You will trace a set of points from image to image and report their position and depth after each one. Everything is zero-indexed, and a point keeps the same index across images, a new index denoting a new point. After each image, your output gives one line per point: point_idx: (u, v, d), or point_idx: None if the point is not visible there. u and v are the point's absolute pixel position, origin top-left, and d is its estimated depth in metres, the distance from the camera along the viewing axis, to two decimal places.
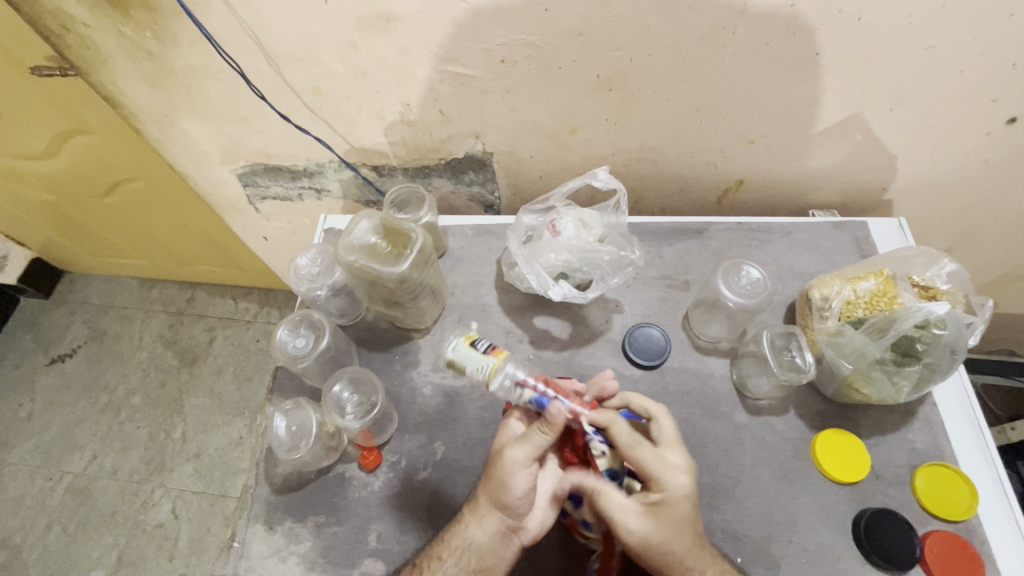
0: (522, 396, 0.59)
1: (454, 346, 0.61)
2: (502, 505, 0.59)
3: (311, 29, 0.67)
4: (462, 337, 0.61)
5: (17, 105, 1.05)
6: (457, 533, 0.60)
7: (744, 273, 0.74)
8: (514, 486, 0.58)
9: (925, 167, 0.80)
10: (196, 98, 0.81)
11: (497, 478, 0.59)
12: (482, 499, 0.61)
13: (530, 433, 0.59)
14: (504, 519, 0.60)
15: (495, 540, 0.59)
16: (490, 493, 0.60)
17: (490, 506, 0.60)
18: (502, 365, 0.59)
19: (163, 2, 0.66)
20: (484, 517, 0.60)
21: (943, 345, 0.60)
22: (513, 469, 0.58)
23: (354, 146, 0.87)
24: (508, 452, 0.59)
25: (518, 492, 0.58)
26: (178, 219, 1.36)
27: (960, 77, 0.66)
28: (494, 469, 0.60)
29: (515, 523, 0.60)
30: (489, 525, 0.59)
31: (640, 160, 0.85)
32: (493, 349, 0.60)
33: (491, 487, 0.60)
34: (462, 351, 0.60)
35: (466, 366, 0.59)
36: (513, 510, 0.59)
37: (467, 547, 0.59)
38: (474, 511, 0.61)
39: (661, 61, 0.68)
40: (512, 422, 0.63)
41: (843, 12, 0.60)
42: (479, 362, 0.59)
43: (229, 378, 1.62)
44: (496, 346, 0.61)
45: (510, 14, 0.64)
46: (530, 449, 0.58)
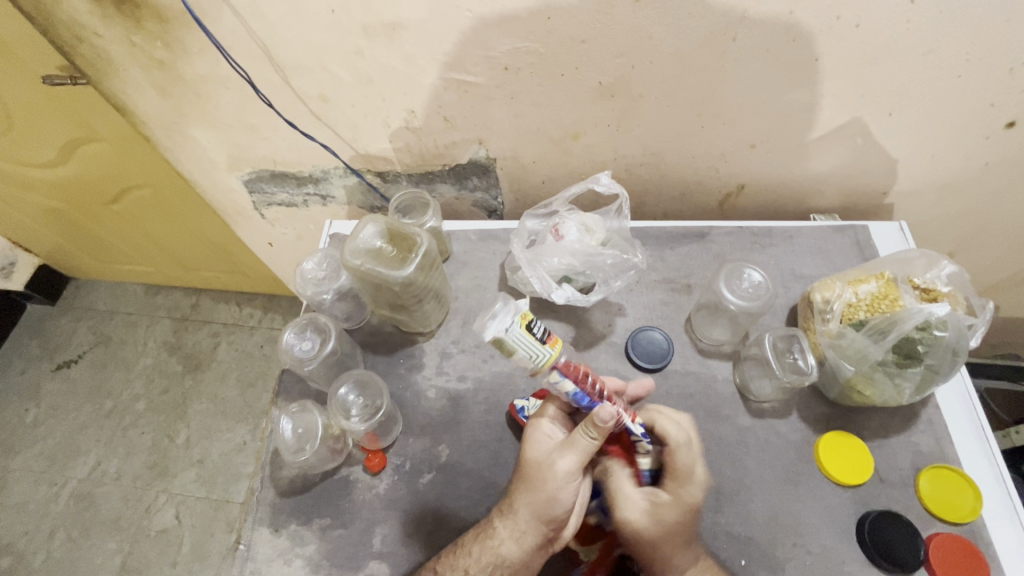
0: (561, 385, 0.61)
1: (509, 327, 0.58)
2: (547, 518, 0.59)
3: (319, 38, 0.69)
4: (518, 316, 0.59)
5: (29, 114, 1.06)
6: (489, 546, 0.60)
7: (746, 276, 0.74)
8: (560, 498, 0.60)
9: (926, 171, 0.81)
10: (205, 105, 0.83)
11: (544, 490, 0.60)
12: (522, 513, 0.60)
13: (575, 437, 0.61)
14: (543, 533, 0.60)
15: (530, 553, 0.59)
16: (532, 507, 0.60)
17: (531, 520, 0.59)
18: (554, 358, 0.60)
19: (174, 12, 0.68)
20: (522, 532, 0.60)
21: (945, 346, 0.60)
22: (563, 483, 0.60)
23: (359, 152, 0.89)
24: (558, 462, 0.60)
25: (564, 503, 0.60)
26: (184, 225, 1.37)
27: (958, 82, 0.67)
28: (540, 480, 0.60)
29: (552, 536, 0.60)
30: (527, 540, 0.59)
31: (642, 165, 0.85)
32: (550, 338, 0.61)
33: (535, 499, 0.60)
34: (517, 335, 0.58)
35: (517, 350, 0.59)
36: (552, 524, 0.60)
37: (500, 562, 0.59)
38: (511, 525, 0.60)
39: (663, 68, 0.69)
40: (548, 429, 0.64)
41: (841, 19, 0.61)
42: (535, 351, 0.59)
43: (234, 383, 1.63)
44: (551, 335, 0.61)
45: (514, 22, 0.65)
46: (579, 458, 0.60)
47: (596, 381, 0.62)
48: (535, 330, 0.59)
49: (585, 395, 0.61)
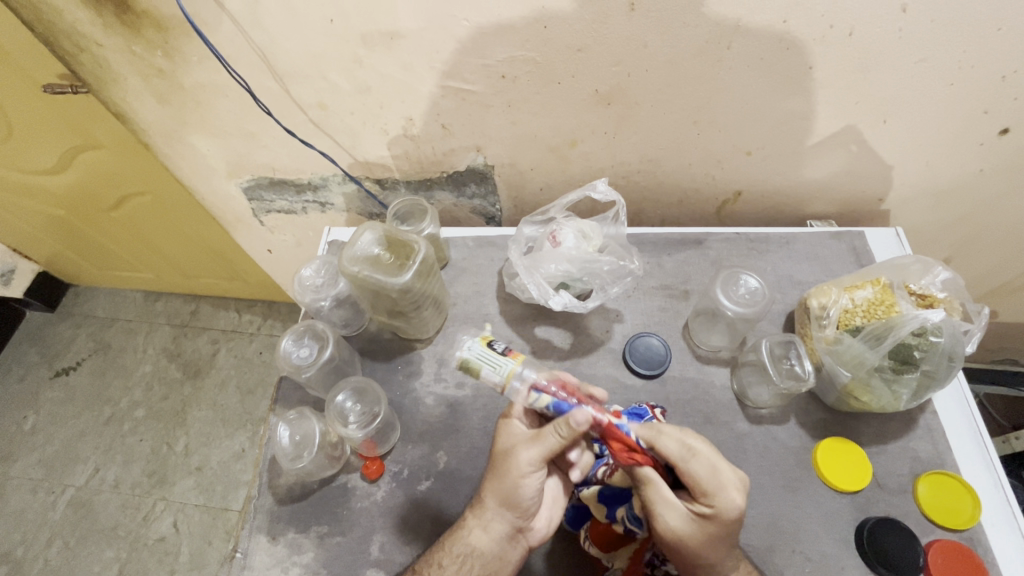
0: (539, 403, 0.60)
1: (470, 345, 0.60)
2: (511, 507, 0.59)
3: (318, 47, 0.69)
4: (477, 337, 0.61)
5: (30, 122, 1.07)
6: (460, 538, 0.61)
7: (743, 282, 0.74)
8: (524, 488, 0.59)
9: (921, 178, 0.82)
10: (204, 113, 0.83)
11: (507, 480, 0.59)
12: (488, 503, 0.61)
13: (545, 434, 0.58)
14: (510, 521, 0.60)
15: (500, 542, 0.60)
16: (498, 497, 0.60)
17: (497, 509, 0.60)
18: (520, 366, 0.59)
19: (175, 22, 0.69)
20: (490, 521, 0.60)
21: (940, 352, 0.60)
22: (525, 472, 0.59)
23: (358, 159, 0.89)
24: (520, 455, 0.59)
25: (527, 493, 0.59)
26: (184, 232, 1.38)
27: (951, 90, 0.68)
28: (503, 470, 0.60)
29: (521, 524, 0.61)
30: (496, 529, 0.60)
31: (639, 172, 0.86)
32: (511, 351, 0.61)
33: (500, 488, 0.60)
34: (479, 352, 0.60)
35: (482, 367, 0.59)
36: (521, 513, 0.60)
37: (472, 553, 0.59)
38: (479, 515, 0.61)
39: (658, 77, 0.69)
40: (516, 421, 0.63)
41: (834, 28, 0.62)
42: (498, 363, 0.59)
43: (232, 390, 1.63)
44: (512, 349, 0.61)
45: (512, 31, 0.65)
46: (540, 452, 0.58)
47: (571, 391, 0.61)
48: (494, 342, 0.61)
49: (562, 404, 0.59)
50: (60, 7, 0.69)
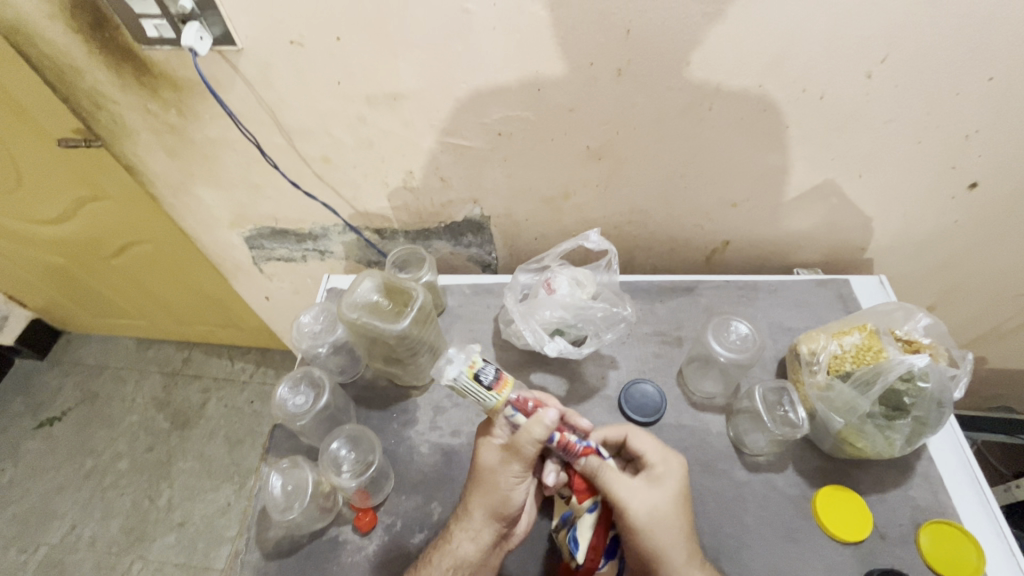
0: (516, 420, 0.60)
1: (456, 375, 0.57)
2: (500, 515, 0.61)
3: (325, 107, 0.74)
4: (465, 364, 0.57)
5: (40, 173, 1.10)
6: (448, 551, 0.60)
7: (733, 328, 0.76)
8: (512, 493, 0.61)
9: (900, 229, 0.85)
10: (211, 166, 0.86)
11: (497, 489, 0.61)
12: (476, 514, 0.61)
13: (523, 447, 0.59)
14: (496, 530, 0.61)
15: (486, 553, 0.61)
16: (485, 507, 0.61)
17: (485, 520, 0.61)
18: (506, 398, 0.58)
19: (191, 85, 0.73)
20: (477, 532, 0.61)
21: (929, 397, 0.61)
22: (514, 481, 0.61)
23: (358, 210, 0.92)
24: (510, 464, 0.60)
25: (515, 501, 0.62)
26: (181, 279, 1.39)
27: (919, 147, 0.72)
28: (492, 483, 0.61)
29: (504, 532, 0.62)
30: (482, 539, 0.61)
31: (630, 223, 0.89)
32: (501, 378, 0.59)
33: (489, 498, 0.61)
34: (465, 383, 0.57)
35: (466, 397, 0.58)
36: (505, 519, 0.62)
37: (459, 565, 0.59)
38: (467, 527, 0.61)
39: (645, 135, 0.74)
40: (495, 440, 0.62)
41: (806, 92, 0.67)
42: (483, 397, 0.58)
43: (221, 440, 1.59)
44: (501, 376, 0.58)
45: (507, 93, 0.70)
46: (525, 463, 0.60)
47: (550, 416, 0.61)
48: (489, 372, 0.58)
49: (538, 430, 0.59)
50: (82, 69, 0.74)
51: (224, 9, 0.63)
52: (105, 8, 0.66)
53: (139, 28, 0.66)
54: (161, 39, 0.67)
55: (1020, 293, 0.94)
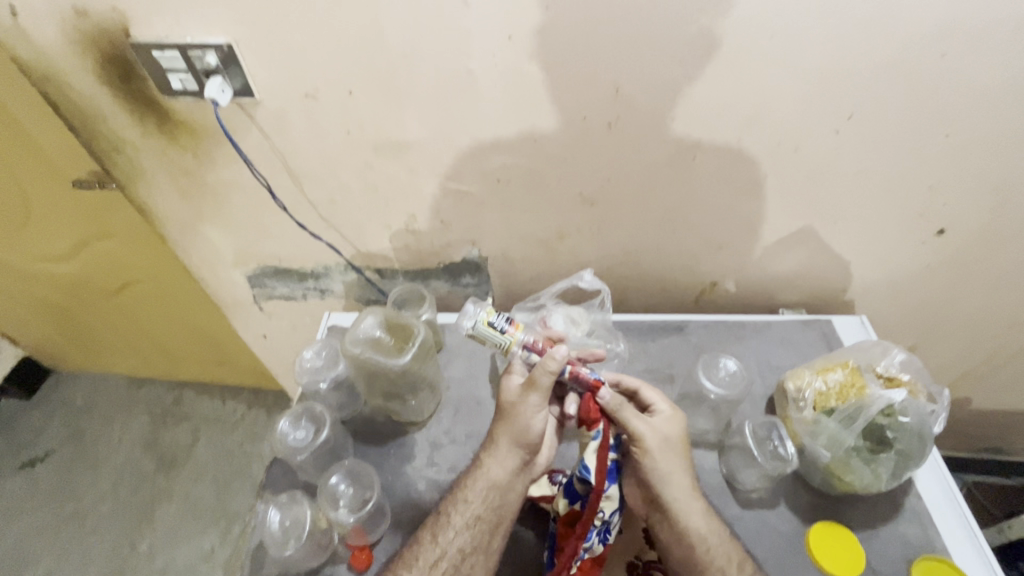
0: (530, 359, 0.67)
1: (474, 321, 0.64)
2: (524, 443, 0.67)
3: (335, 154, 0.79)
4: (480, 315, 0.64)
5: (50, 211, 1.14)
6: (479, 476, 0.67)
7: (721, 364, 0.79)
8: (533, 425, 0.67)
9: (876, 272, 0.90)
10: (221, 207, 0.90)
11: (519, 421, 0.67)
12: (501, 443, 0.67)
13: (540, 381, 0.65)
14: (521, 457, 0.68)
15: (514, 476, 0.67)
16: (510, 437, 0.67)
17: (510, 448, 0.67)
18: (518, 341, 0.65)
19: (210, 133, 0.78)
20: (504, 459, 0.67)
21: (910, 431, 0.64)
22: (535, 413, 0.67)
23: (360, 250, 0.96)
24: (528, 398, 0.66)
25: (536, 430, 0.67)
26: (180, 318, 1.40)
27: (888, 196, 0.78)
28: (513, 415, 0.67)
29: (529, 459, 0.69)
30: (510, 464, 0.67)
31: (622, 264, 0.93)
32: (512, 323, 0.66)
33: (511, 429, 0.67)
34: (481, 329, 0.64)
35: (486, 339, 0.65)
36: (531, 447, 0.68)
37: (491, 486, 0.66)
38: (494, 455, 0.67)
39: (635, 183, 0.79)
40: (515, 375, 0.68)
41: (781, 145, 0.72)
42: (499, 339, 0.65)
43: (208, 483, 1.56)
44: (514, 319, 0.66)
45: (506, 144, 0.75)
46: (542, 395, 0.66)
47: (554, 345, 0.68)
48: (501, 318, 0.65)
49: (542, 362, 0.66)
50: (105, 117, 0.78)
51: (247, 65, 0.69)
52: (134, 63, 0.71)
53: (164, 81, 0.71)
54: (184, 91, 0.72)
55: (994, 334, 0.98)
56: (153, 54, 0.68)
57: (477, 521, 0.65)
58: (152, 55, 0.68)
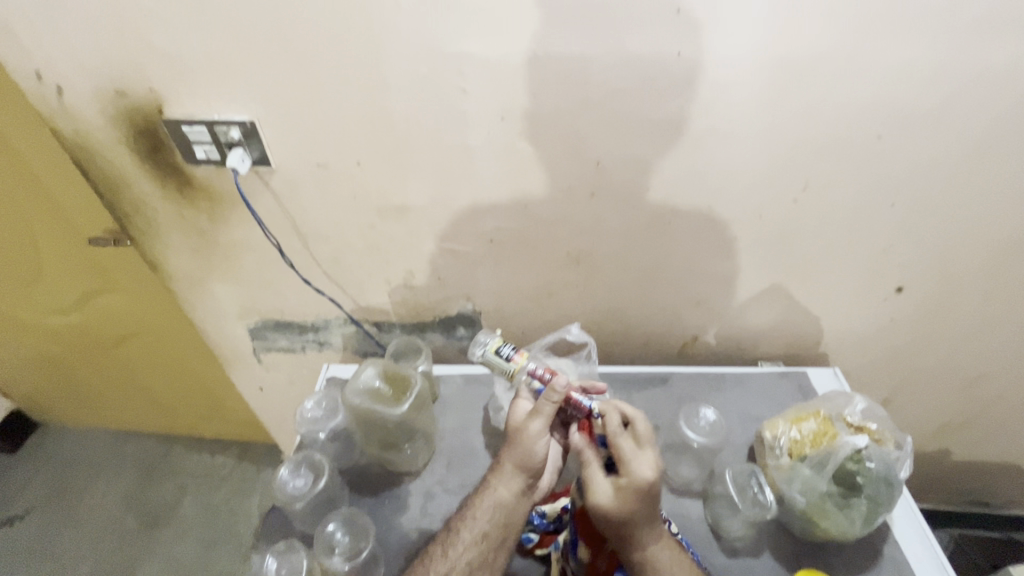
0: (530, 385, 0.75)
1: (482, 350, 0.77)
2: (527, 467, 0.71)
3: (341, 217, 0.85)
4: (489, 345, 0.77)
5: (61, 267, 1.18)
6: (486, 495, 0.70)
7: (702, 414, 0.83)
8: (536, 449, 0.71)
9: (845, 326, 0.96)
10: (230, 264, 0.96)
11: (523, 445, 0.71)
12: (507, 465, 0.72)
13: (540, 407, 0.71)
14: (526, 479, 0.71)
15: (518, 496, 0.71)
16: (514, 459, 0.72)
17: (514, 470, 0.71)
18: (520, 368, 0.75)
19: (227, 198, 0.85)
20: (510, 480, 0.71)
21: (877, 476, 0.68)
22: (537, 439, 0.71)
23: (360, 304, 1.01)
24: (530, 425, 0.71)
25: (539, 456, 0.71)
26: (176, 370, 1.42)
27: (848, 256, 0.85)
28: (517, 439, 0.72)
29: (532, 482, 0.72)
30: (514, 485, 0.71)
31: (608, 318, 0.99)
32: (515, 353, 0.76)
33: (516, 452, 0.72)
34: (488, 357, 0.77)
35: (492, 366, 0.76)
36: (535, 469, 0.72)
37: (497, 505, 0.70)
38: (501, 475, 0.72)
39: (617, 244, 0.86)
40: (522, 401, 0.75)
41: (747, 212, 0.80)
42: (504, 367, 0.75)
43: (192, 542, 1.52)
44: (519, 351, 0.76)
45: (499, 209, 0.83)
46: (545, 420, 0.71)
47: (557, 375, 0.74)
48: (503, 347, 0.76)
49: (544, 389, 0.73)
50: (130, 182, 0.84)
51: (266, 139, 0.76)
52: (163, 135, 0.78)
53: (190, 151, 0.78)
54: (206, 160, 0.79)
55: (962, 384, 1.04)
56: (182, 128, 0.75)
57: (485, 537, 0.68)
58: (181, 128, 0.75)
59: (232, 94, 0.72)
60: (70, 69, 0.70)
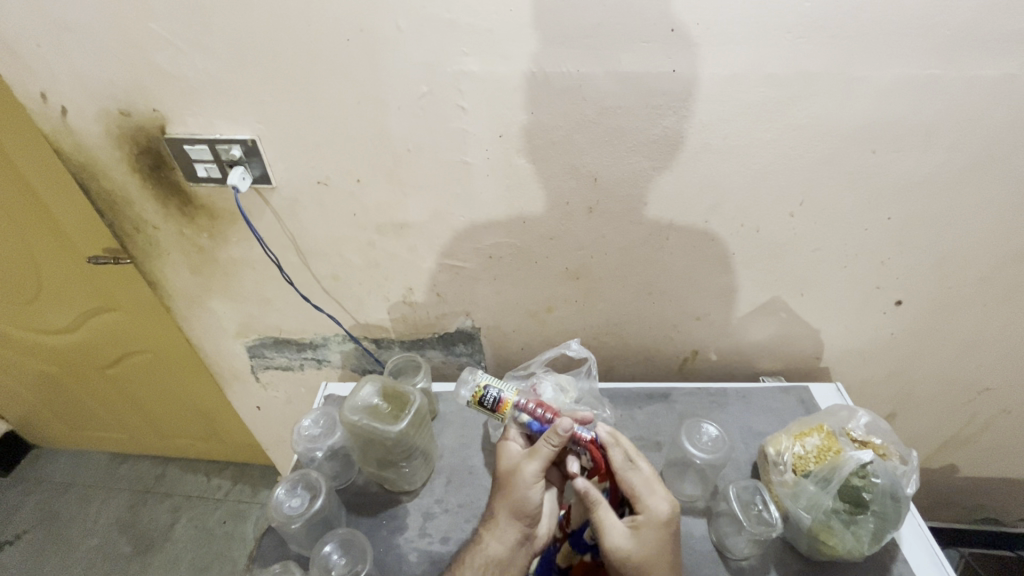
0: (519, 418, 0.74)
1: (468, 400, 0.75)
2: (522, 514, 0.68)
3: (341, 233, 0.86)
4: (472, 392, 0.74)
5: (60, 285, 1.18)
6: (477, 551, 0.67)
7: (704, 430, 0.81)
8: (530, 496, 0.69)
9: (845, 341, 0.96)
10: (229, 282, 0.96)
11: (516, 492, 0.69)
12: (500, 515, 0.69)
13: (539, 447, 0.69)
14: (520, 529, 0.69)
15: (512, 550, 0.68)
16: (508, 510, 0.69)
17: (509, 520, 0.68)
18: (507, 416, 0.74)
19: (227, 216, 0.85)
20: (502, 531, 0.68)
21: (883, 492, 0.67)
22: (532, 482, 0.69)
23: (359, 321, 1.01)
24: (523, 467, 0.69)
25: (534, 501, 0.69)
26: (173, 389, 1.41)
27: (846, 270, 0.86)
28: (511, 485, 0.69)
29: (528, 532, 0.70)
30: (508, 538, 0.68)
31: (608, 334, 0.98)
32: (502, 396, 0.73)
33: (509, 499, 0.69)
34: (475, 406, 0.75)
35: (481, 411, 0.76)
36: (528, 520, 0.69)
37: (491, 561, 0.66)
38: (493, 528, 0.68)
39: (616, 259, 0.86)
40: (511, 439, 0.74)
41: (744, 226, 0.81)
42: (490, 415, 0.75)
43: (186, 567, 1.48)
44: (501, 399, 0.73)
45: (498, 226, 0.83)
46: (540, 462, 0.69)
47: (546, 409, 0.73)
48: (490, 390, 0.73)
49: (535, 422, 0.73)
50: (131, 201, 0.85)
51: (267, 157, 0.77)
52: (165, 154, 0.78)
53: (190, 169, 0.79)
54: (208, 178, 0.80)
55: (966, 400, 1.03)
56: (184, 147, 0.76)
57: None
58: (183, 147, 0.76)
59: (234, 113, 0.73)
60: (74, 90, 0.71)
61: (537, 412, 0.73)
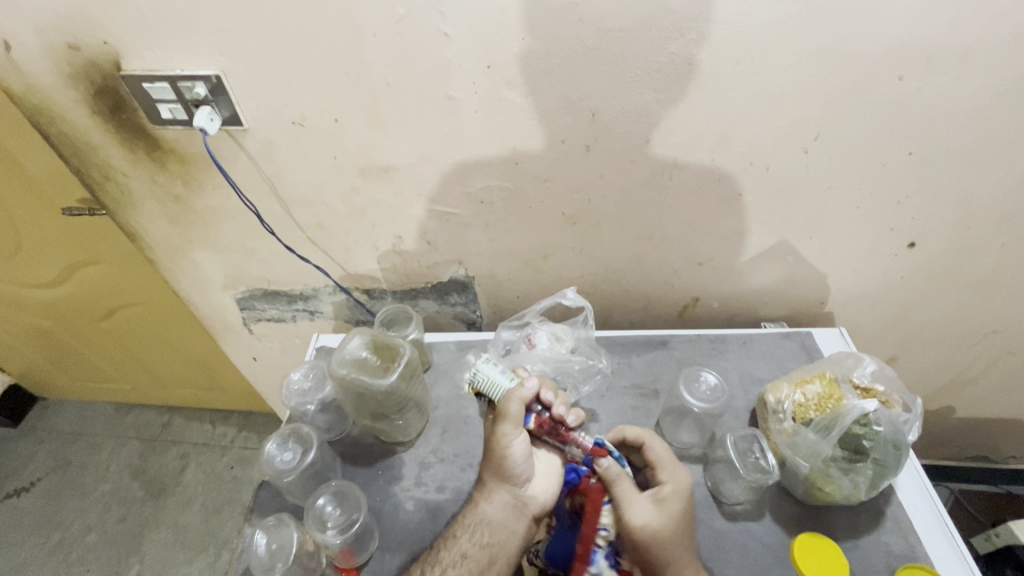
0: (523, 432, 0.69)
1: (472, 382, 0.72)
2: (506, 476, 0.68)
3: (322, 179, 0.81)
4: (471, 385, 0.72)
5: (41, 238, 1.14)
6: (471, 513, 0.68)
7: (702, 378, 0.80)
8: (513, 454, 0.67)
9: (853, 284, 0.93)
10: (210, 232, 0.91)
11: (496, 456, 0.68)
12: (488, 480, 0.69)
13: (508, 407, 0.67)
14: (514, 491, 0.68)
15: (507, 513, 0.68)
16: (494, 472, 0.69)
17: (498, 483, 0.68)
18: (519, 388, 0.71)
19: (198, 160, 0.80)
20: (492, 493, 0.68)
21: (885, 441, 0.67)
22: (508, 442, 0.67)
23: (348, 271, 0.97)
24: (500, 429, 0.68)
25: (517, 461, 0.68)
26: (169, 341, 1.40)
27: (860, 211, 0.81)
28: (491, 450, 0.69)
29: (521, 494, 0.69)
30: (499, 500, 0.68)
31: (607, 281, 0.95)
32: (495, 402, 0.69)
33: (492, 464, 0.69)
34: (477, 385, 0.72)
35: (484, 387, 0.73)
36: (518, 480, 0.68)
37: (482, 522, 0.67)
38: (483, 491, 0.69)
39: (614, 203, 0.82)
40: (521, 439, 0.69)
41: (753, 164, 0.75)
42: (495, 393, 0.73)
43: (197, 509, 1.54)
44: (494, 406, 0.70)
45: (490, 167, 0.78)
46: (513, 420, 0.67)
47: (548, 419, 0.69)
48: (483, 392, 0.69)
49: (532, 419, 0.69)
50: (95, 146, 0.79)
51: (235, 95, 0.71)
52: (125, 94, 0.72)
53: (154, 110, 0.72)
54: (174, 120, 0.73)
55: (972, 342, 1.01)
56: (143, 85, 0.69)
57: (464, 558, 0.64)
58: (142, 85, 0.69)
59: (194, 44, 0.66)
60: (14, 21, 0.64)
61: (537, 410, 0.70)
